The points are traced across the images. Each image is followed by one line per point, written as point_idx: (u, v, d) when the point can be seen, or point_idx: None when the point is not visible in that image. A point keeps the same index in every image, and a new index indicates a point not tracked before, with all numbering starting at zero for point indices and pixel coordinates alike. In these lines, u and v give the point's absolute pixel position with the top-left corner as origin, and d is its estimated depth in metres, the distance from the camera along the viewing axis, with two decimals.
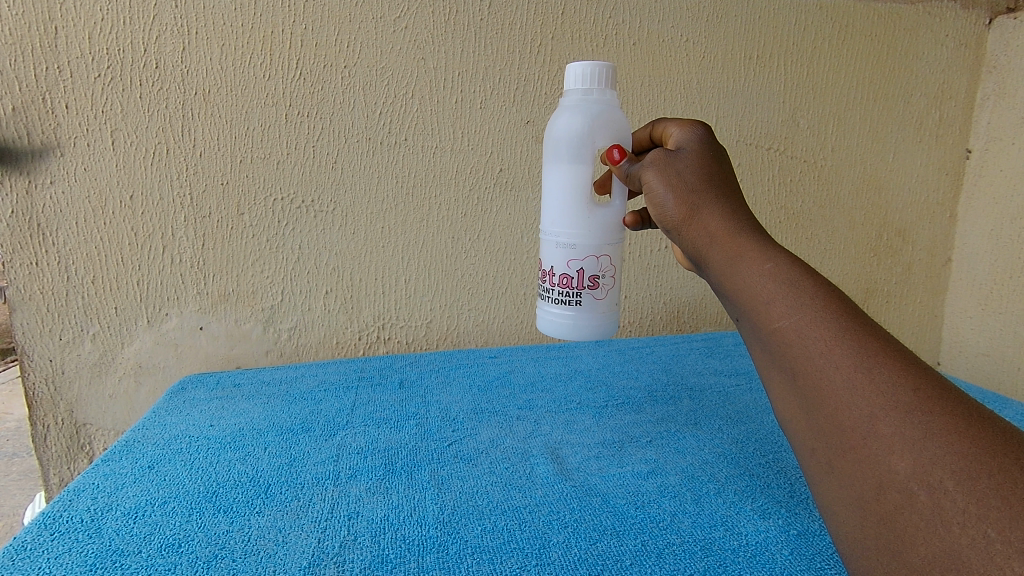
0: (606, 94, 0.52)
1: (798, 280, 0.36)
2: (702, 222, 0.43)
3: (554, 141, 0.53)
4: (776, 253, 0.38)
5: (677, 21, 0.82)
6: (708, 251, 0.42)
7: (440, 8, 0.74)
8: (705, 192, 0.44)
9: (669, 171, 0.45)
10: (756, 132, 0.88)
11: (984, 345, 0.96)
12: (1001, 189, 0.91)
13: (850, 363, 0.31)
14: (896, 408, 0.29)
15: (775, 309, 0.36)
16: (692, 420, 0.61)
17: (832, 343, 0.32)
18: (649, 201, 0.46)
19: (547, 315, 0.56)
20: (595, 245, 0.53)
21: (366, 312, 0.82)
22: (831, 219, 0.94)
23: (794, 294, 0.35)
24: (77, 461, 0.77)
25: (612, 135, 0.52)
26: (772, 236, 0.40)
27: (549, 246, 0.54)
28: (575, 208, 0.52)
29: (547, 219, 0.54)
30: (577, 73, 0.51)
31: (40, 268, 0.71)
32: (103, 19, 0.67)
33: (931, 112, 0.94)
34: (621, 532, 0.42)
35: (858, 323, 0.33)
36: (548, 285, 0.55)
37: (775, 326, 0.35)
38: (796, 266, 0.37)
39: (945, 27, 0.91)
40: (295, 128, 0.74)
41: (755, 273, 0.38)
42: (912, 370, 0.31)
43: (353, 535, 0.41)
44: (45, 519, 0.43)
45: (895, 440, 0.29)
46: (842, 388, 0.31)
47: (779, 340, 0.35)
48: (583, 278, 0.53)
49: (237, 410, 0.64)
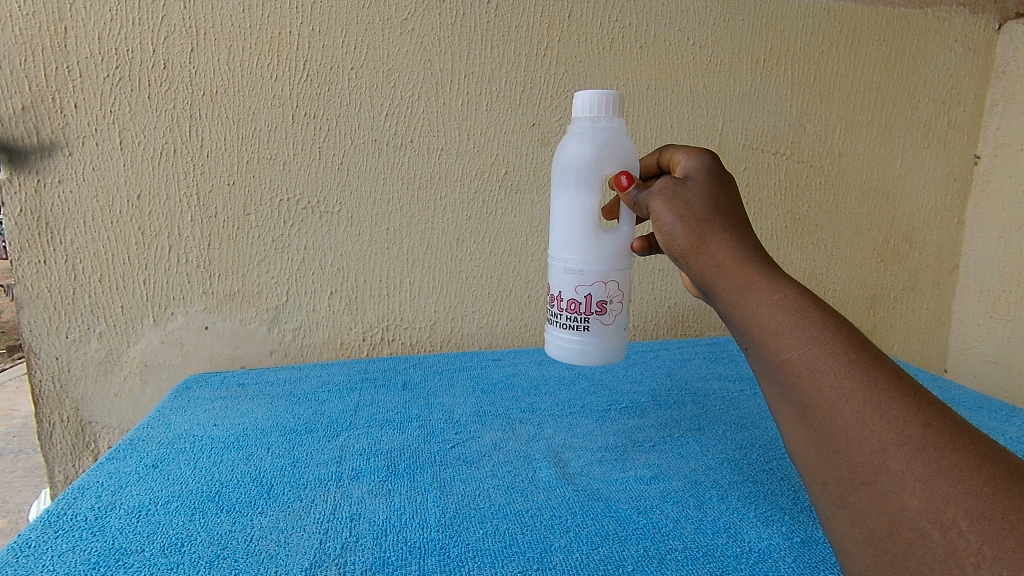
0: (613, 122, 0.52)
1: (806, 311, 0.36)
2: (709, 251, 0.43)
3: (562, 169, 0.53)
4: (784, 284, 0.38)
5: (684, 25, 0.82)
6: (716, 280, 0.43)
7: (446, 10, 0.75)
8: (713, 221, 0.44)
9: (676, 200, 0.45)
10: (762, 136, 0.87)
11: (991, 353, 0.95)
12: (1009, 196, 0.91)
13: (860, 398, 0.32)
14: (907, 444, 0.29)
15: (783, 339, 0.36)
16: (696, 425, 0.61)
17: (841, 377, 0.33)
18: (657, 229, 0.46)
19: (555, 340, 0.56)
20: (602, 270, 0.53)
21: (370, 313, 0.82)
22: (838, 225, 0.93)
23: (802, 325, 0.36)
24: (82, 459, 0.77)
25: (620, 161, 0.52)
26: (778, 266, 0.41)
27: (557, 272, 0.54)
28: (583, 234, 0.52)
29: (555, 245, 0.55)
30: (584, 102, 0.52)
31: (48, 266, 0.71)
32: (113, 20, 0.67)
33: (939, 117, 0.93)
34: (623, 537, 0.41)
35: (867, 356, 0.34)
36: (556, 310, 0.55)
37: (784, 358, 0.36)
38: (803, 297, 0.37)
39: (953, 32, 0.91)
40: (301, 130, 0.74)
41: (763, 303, 0.38)
42: (922, 404, 0.31)
43: (355, 536, 0.41)
44: (49, 517, 0.43)
45: (907, 476, 0.29)
46: (852, 422, 0.31)
47: (788, 372, 0.35)
48: (591, 304, 0.53)
49: (241, 410, 0.64)
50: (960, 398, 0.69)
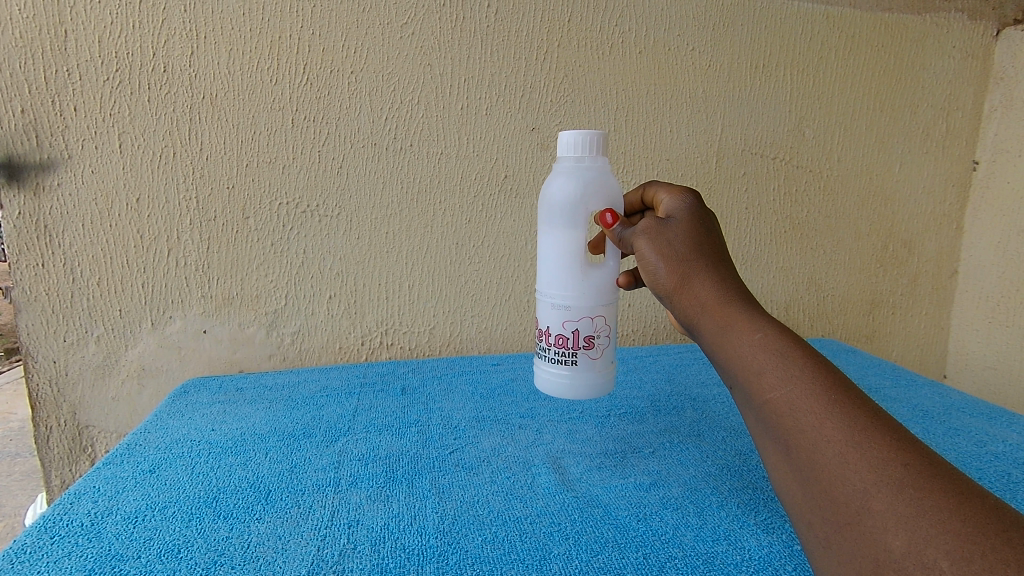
0: (598, 160, 0.52)
1: (786, 351, 0.38)
2: (693, 291, 0.44)
3: (548, 207, 0.53)
4: (763, 324, 0.40)
5: (684, 30, 0.82)
6: (700, 320, 0.44)
7: (446, 15, 0.75)
8: (695, 261, 0.45)
9: (660, 239, 0.46)
10: (761, 141, 0.88)
11: (991, 359, 0.95)
12: (1008, 201, 0.91)
13: (841, 437, 0.33)
14: (888, 484, 0.30)
15: (766, 379, 0.37)
16: (695, 431, 0.61)
17: (822, 417, 0.34)
18: (642, 268, 0.47)
19: (544, 373, 0.57)
20: (589, 306, 0.53)
21: (369, 317, 0.82)
22: (837, 230, 0.93)
23: (784, 364, 0.37)
24: (79, 463, 0.77)
25: (605, 199, 0.52)
26: (759, 306, 0.43)
27: (544, 307, 0.54)
28: (570, 271, 0.52)
29: (543, 280, 0.54)
30: (569, 141, 0.52)
31: (46, 269, 0.71)
32: (112, 23, 0.67)
33: (938, 123, 0.93)
34: (623, 545, 0.41)
35: (848, 396, 0.35)
36: (544, 344, 0.55)
37: (767, 397, 0.37)
38: (783, 337, 0.39)
39: (952, 38, 0.91)
40: (301, 133, 0.74)
41: (745, 343, 0.39)
42: (902, 445, 0.32)
43: (353, 543, 0.41)
44: (44, 523, 0.43)
45: (889, 516, 0.29)
46: (835, 463, 0.32)
47: (773, 412, 0.36)
48: (579, 338, 0.53)
49: (239, 414, 0.64)
50: (959, 404, 0.69)
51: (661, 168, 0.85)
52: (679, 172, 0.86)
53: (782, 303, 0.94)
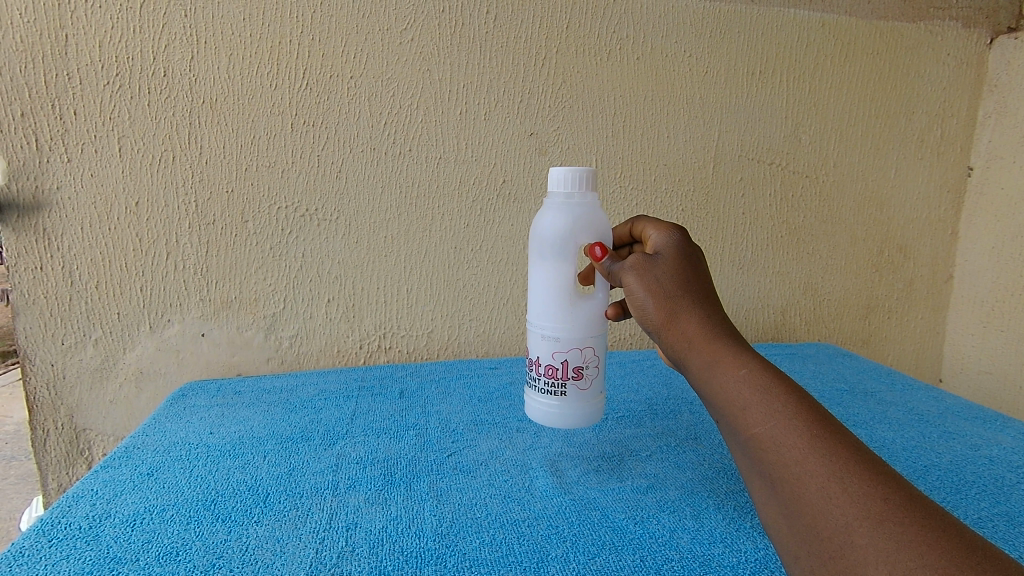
0: (587, 196, 0.52)
1: (770, 387, 0.38)
2: (680, 326, 0.44)
3: (537, 242, 0.53)
4: (747, 359, 0.41)
5: (681, 37, 0.83)
6: (687, 354, 0.44)
7: (445, 21, 0.75)
8: (682, 296, 0.45)
9: (648, 275, 0.46)
10: (758, 147, 0.88)
11: (985, 363, 0.96)
12: (1003, 207, 0.91)
13: (823, 472, 0.33)
14: (869, 518, 0.31)
15: (751, 414, 0.38)
16: (693, 434, 0.61)
17: (806, 452, 0.34)
18: (631, 304, 0.47)
19: (535, 403, 0.57)
20: (577, 338, 0.52)
21: (367, 321, 0.82)
22: (833, 235, 0.94)
23: (767, 400, 0.37)
24: (76, 466, 0.77)
25: (595, 233, 0.52)
26: (742, 342, 0.43)
27: (532, 337, 0.54)
28: (559, 304, 0.52)
29: (532, 312, 0.54)
30: (559, 177, 0.52)
31: (45, 273, 0.71)
32: (113, 28, 0.68)
33: (932, 129, 0.94)
34: (620, 547, 0.41)
35: (828, 431, 0.35)
36: (534, 374, 0.55)
37: (752, 432, 0.37)
38: (765, 372, 0.39)
39: (946, 46, 0.92)
40: (301, 138, 0.74)
41: (730, 379, 0.40)
42: (880, 478, 0.32)
43: (351, 546, 0.41)
44: (42, 526, 0.42)
45: (870, 551, 0.30)
46: (818, 497, 0.33)
47: (758, 447, 0.36)
48: (568, 369, 0.53)
49: (237, 418, 0.64)
50: (954, 408, 0.70)
51: (658, 173, 0.86)
52: (676, 176, 0.86)
53: (779, 307, 0.95)
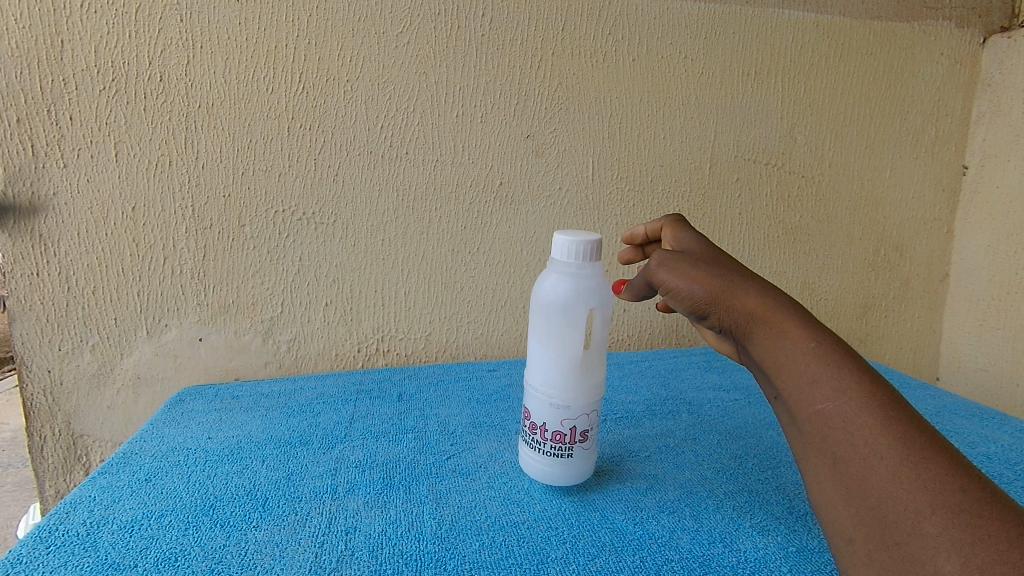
0: (593, 266, 0.46)
1: (841, 363, 0.38)
2: (739, 302, 0.44)
3: (541, 306, 0.47)
4: (818, 333, 0.40)
5: (677, 38, 0.83)
6: (751, 331, 0.43)
7: (441, 23, 0.75)
8: (729, 275, 0.45)
9: (681, 267, 0.46)
10: (754, 148, 0.89)
11: (982, 360, 0.96)
12: (998, 204, 0.92)
13: (895, 456, 0.33)
14: (942, 508, 0.31)
15: (819, 390, 0.38)
16: (691, 434, 0.61)
17: (877, 434, 0.34)
18: (675, 296, 0.47)
19: (534, 463, 0.49)
20: (587, 402, 0.46)
21: (365, 324, 0.82)
22: (829, 234, 0.94)
23: (838, 377, 0.37)
24: (74, 473, 0.77)
25: (601, 300, 0.46)
26: (811, 314, 0.42)
27: (532, 405, 0.47)
28: (566, 372, 0.45)
29: (535, 376, 0.47)
30: (563, 245, 0.45)
31: (41, 278, 0.71)
32: (109, 33, 0.68)
33: (927, 128, 0.95)
34: (620, 548, 0.41)
35: (904, 414, 0.35)
36: (534, 439, 0.48)
37: (818, 408, 0.37)
38: (838, 349, 0.39)
39: (940, 45, 0.92)
40: (298, 142, 0.75)
41: (799, 352, 0.39)
42: (955, 468, 0.32)
43: (350, 550, 0.41)
44: (40, 533, 0.42)
45: (941, 540, 0.30)
46: (886, 480, 0.33)
47: (823, 424, 0.37)
48: (578, 434, 0.46)
49: (235, 422, 0.63)
50: (951, 407, 0.70)
51: (654, 174, 0.86)
52: (672, 177, 0.87)
53: None
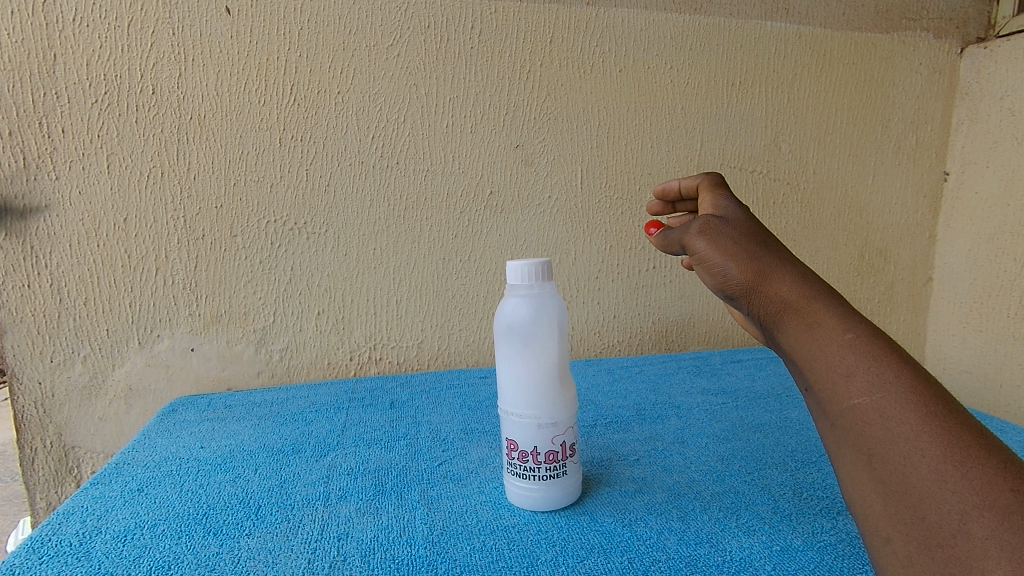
0: (548, 288, 0.45)
1: (879, 354, 0.35)
2: (773, 287, 0.41)
3: (506, 333, 0.45)
4: (854, 322, 0.37)
5: (662, 50, 0.85)
6: (782, 318, 0.40)
7: (431, 36, 0.77)
8: (767, 256, 0.43)
9: (720, 239, 0.45)
10: (739, 156, 0.91)
11: (965, 363, 0.97)
12: (977, 210, 0.93)
13: (939, 454, 0.30)
14: (993, 510, 0.28)
15: (853, 383, 0.35)
16: (680, 438, 0.62)
17: (918, 429, 0.31)
18: (708, 271, 0.46)
19: (523, 492, 0.46)
20: (571, 415, 0.45)
21: (357, 333, 0.83)
22: (815, 240, 0.96)
23: (876, 369, 0.34)
24: (65, 485, 0.76)
25: (561, 320, 0.46)
26: (847, 302, 0.39)
27: (517, 435, 0.44)
28: (548, 390, 0.44)
29: (514, 403, 0.44)
30: (519, 271, 0.44)
31: (33, 290, 0.71)
32: (101, 47, 0.68)
33: (908, 136, 0.97)
34: (608, 549, 0.42)
35: (948, 409, 0.32)
36: (523, 467, 0.45)
37: (852, 403, 0.34)
38: (876, 339, 0.36)
39: (918, 55, 0.95)
40: (289, 153, 0.75)
41: (832, 342, 0.36)
42: (1009, 467, 0.29)
43: (343, 555, 0.41)
44: (33, 543, 0.42)
45: (991, 545, 0.27)
46: (929, 479, 0.30)
47: (858, 419, 0.34)
48: (567, 449, 0.45)
49: (227, 432, 0.64)
50: None
51: (642, 182, 0.87)
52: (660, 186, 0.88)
53: None
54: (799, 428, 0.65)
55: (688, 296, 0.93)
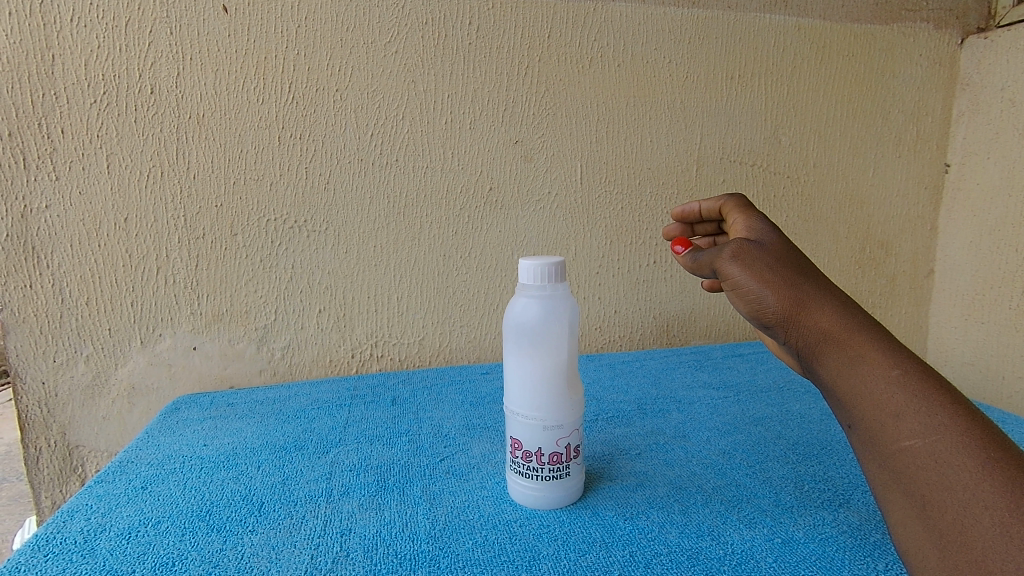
0: (561, 289, 0.45)
1: (930, 394, 0.35)
2: (812, 317, 0.41)
3: (515, 334, 0.45)
4: (902, 360, 0.37)
5: (660, 44, 0.84)
6: (822, 350, 0.40)
7: (429, 32, 0.77)
8: (805, 284, 0.42)
9: (755, 265, 0.44)
10: (739, 149, 0.90)
11: (968, 355, 0.97)
12: (977, 201, 0.93)
13: (1001, 505, 0.30)
14: None
15: (903, 423, 0.35)
16: (681, 432, 0.62)
17: (978, 477, 0.31)
18: (742, 297, 0.45)
19: (526, 491, 0.47)
20: (577, 418, 0.45)
21: (358, 330, 0.83)
22: (815, 233, 0.96)
23: (928, 411, 0.34)
24: (69, 484, 0.77)
25: (572, 322, 0.45)
26: (888, 334, 0.39)
27: (522, 435, 0.44)
28: (555, 393, 0.44)
29: (520, 403, 0.44)
30: (531, 270, 0.44)
31: (34, 291, 0.71)
32: (99, 47, 0.68)
33: (909, 128, 0.97)
34: (609, 543, 0.42)
35: (1007, 456, 0.32)
36: (528, 467, 0.46)
37: (903, 445, 0.34)
38: (926, 379, 0.36)
39: (918, 46, 0.94)
40: (288, 151, 0.75)
41: (880, 379, 0.36)
42: None
43: (345, 551, 0.42)
44: (37, 541, 0.43)
45: None
46: (992, 532, 0.30)
47: (909, 461, 0.34)
48: (572, 451, 0.45)
49: (230, 429, 0.64)
50: None
51: (642, 177, 0.87)
52: (659, 180, 0.88)
53: None
54: (800, 421, 0.65)
55: (689, 291, 0.93)
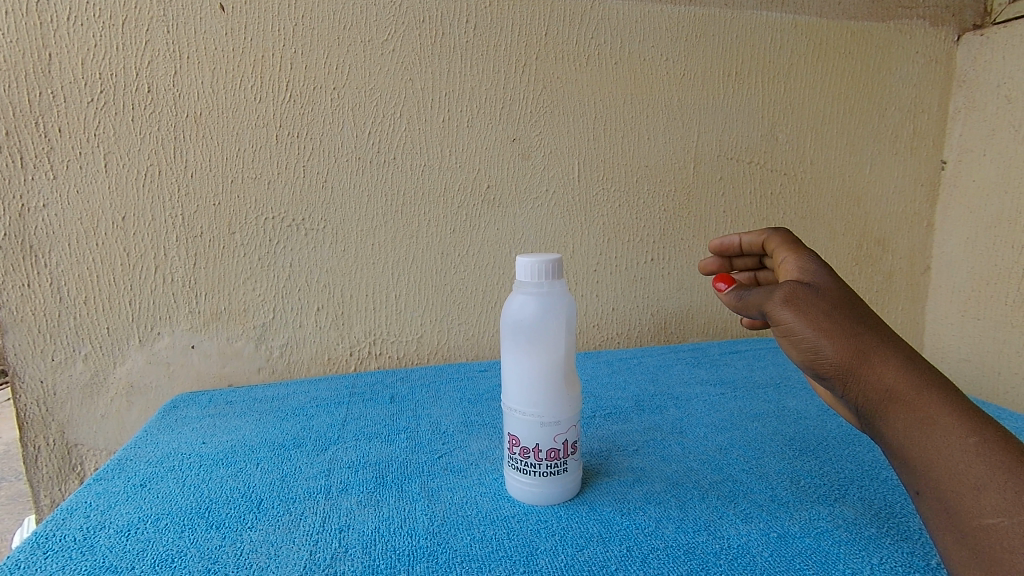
0: (559, 287, 0.45)
1: (1015, 468, 0.32)
2: (875, 373, 0.38)
3: (512, 331, 0.45)
4: (980, 427, 0.35)
5: (657, 42, 0.85)
6: (887, 410, 0.38)
7: (426, 30, 0.77)
8: (866, 334, 0.40)
9: (811, 311, 0.41)
10: (736, 147, 0.91)
11: (964, 351, 0.97)
12: (973, 197, 0.94)
13: None
14: None
15: (984, 498, 0.32)
16: (679, 428, 0.62)
17: None
18: (795, 345, 0.41)
19: (523, 486, 0.47)
20: (574, 414, 0.45)
21: (356, 328, 0.83)
22: (812, 230, 0.96)
23: (1015, 487, 0.32)
24: (68, 482, 0.77)
25: (569, 319, 0.45)
26: (959, 395, 0.37)
27: (520, 431, 0.45)
28: (552, 390, 0.44)
29: (517, 399, 0.45)
30: (528, 267, 0.44)
31: (33, 289, 0.71)
32: (96, 46, 0.68)
33: (905, 125, 0.97)
34: (607, 538, 0.43)
35: None
36: (525, 463, 0.46)
37: (985, 523, 0.32)
38: (1007, 449, 0.34)
39: (915, 43, 0.95)
40: (286, 149, 0.75)
41: (957, 447, 0.34)
42: None
43: (344, 546, 0.42)
44: (37, 538, 0.43)
45: None
46: None
47: (991, 541, 0.31)
48: (570, 447, 0.45)
49: (229, 427, 0.64)
50: None
51: (639, 175, 0.87)
52: (657, 177, 0.88)
53: None
54: (796, 417, 0.65)
55: (687, 288, 0.93)
